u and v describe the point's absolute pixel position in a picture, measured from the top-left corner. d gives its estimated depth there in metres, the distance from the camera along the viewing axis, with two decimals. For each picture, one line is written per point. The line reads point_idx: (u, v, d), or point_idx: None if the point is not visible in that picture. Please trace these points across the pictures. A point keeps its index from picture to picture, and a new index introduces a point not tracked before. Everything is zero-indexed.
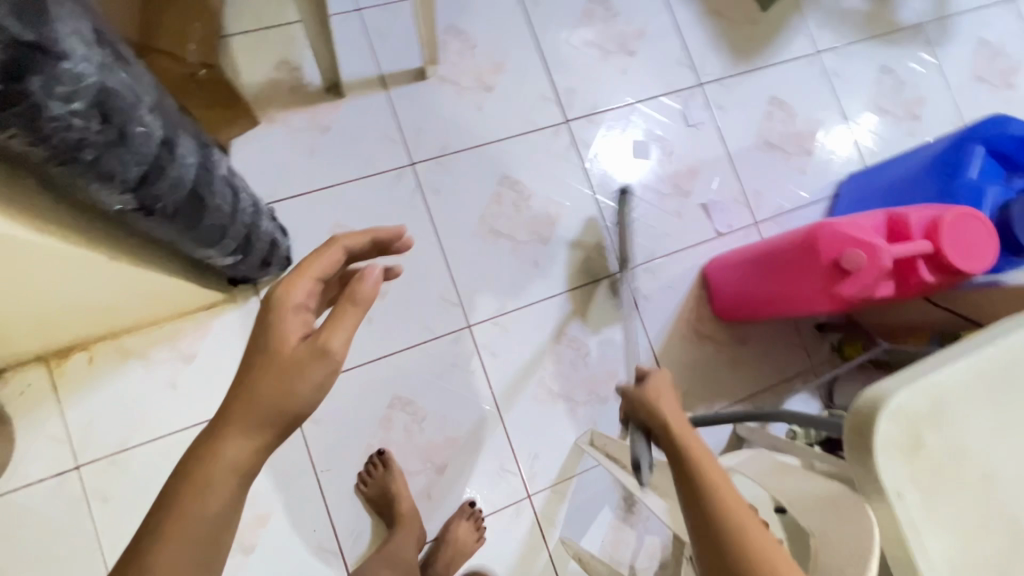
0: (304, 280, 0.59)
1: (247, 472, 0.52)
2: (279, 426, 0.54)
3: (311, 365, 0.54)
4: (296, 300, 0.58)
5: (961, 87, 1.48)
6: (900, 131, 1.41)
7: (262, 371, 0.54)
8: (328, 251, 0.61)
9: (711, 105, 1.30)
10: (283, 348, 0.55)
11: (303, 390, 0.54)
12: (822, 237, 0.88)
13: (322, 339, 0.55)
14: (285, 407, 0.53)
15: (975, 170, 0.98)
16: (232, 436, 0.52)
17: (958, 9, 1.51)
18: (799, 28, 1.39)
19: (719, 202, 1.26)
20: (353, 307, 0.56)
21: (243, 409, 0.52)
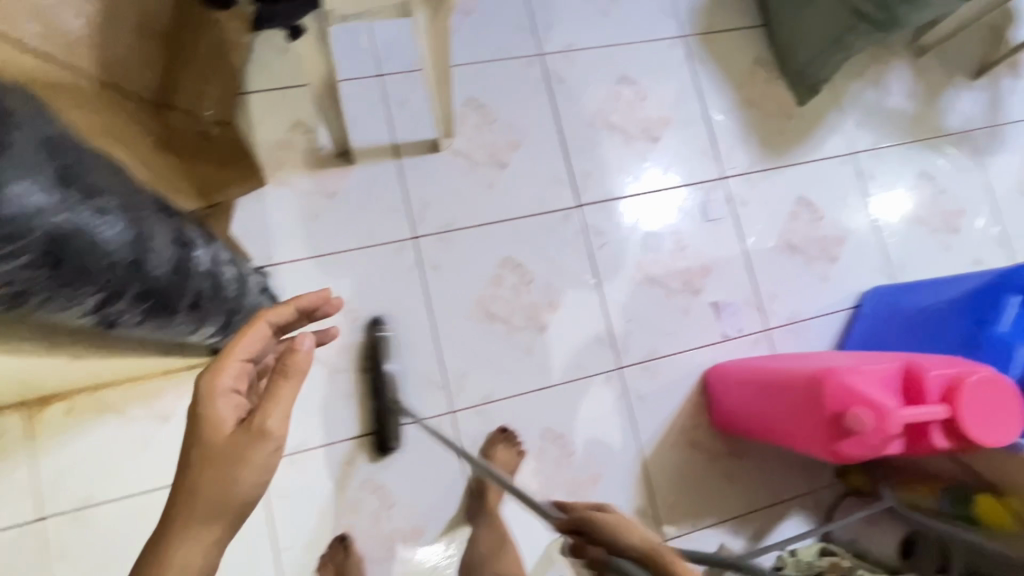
0: (231, 364, 0.61)
1: (206, 568, 0.56)
2: (228, 514, 0.58)
3: (252, 447, 0.58)
4: (225, 386, 0.60)
5: (1008, 200, 1.39)
6: (935, 244, 1.33)
7: (203, 467, 0.58)
8: (255, 329, 0.63)
9: (733, 201, 1.25)
10: (219, 436, 0.59)
11: (246, 475, 0.58)
12: (827, 387, 0.81)
13: (257, 420, 0.59)
14: (229, 498, 0.57)
15: (1006, 323, 0.92)
16: (183, 538, 0.56)
17: (1012, 116, 1.43)
18: (835, 125, 1.33)
19: (731, 303, 1.21)
20: (285, 381, 0.60)
21: (189, 509, 0.56)
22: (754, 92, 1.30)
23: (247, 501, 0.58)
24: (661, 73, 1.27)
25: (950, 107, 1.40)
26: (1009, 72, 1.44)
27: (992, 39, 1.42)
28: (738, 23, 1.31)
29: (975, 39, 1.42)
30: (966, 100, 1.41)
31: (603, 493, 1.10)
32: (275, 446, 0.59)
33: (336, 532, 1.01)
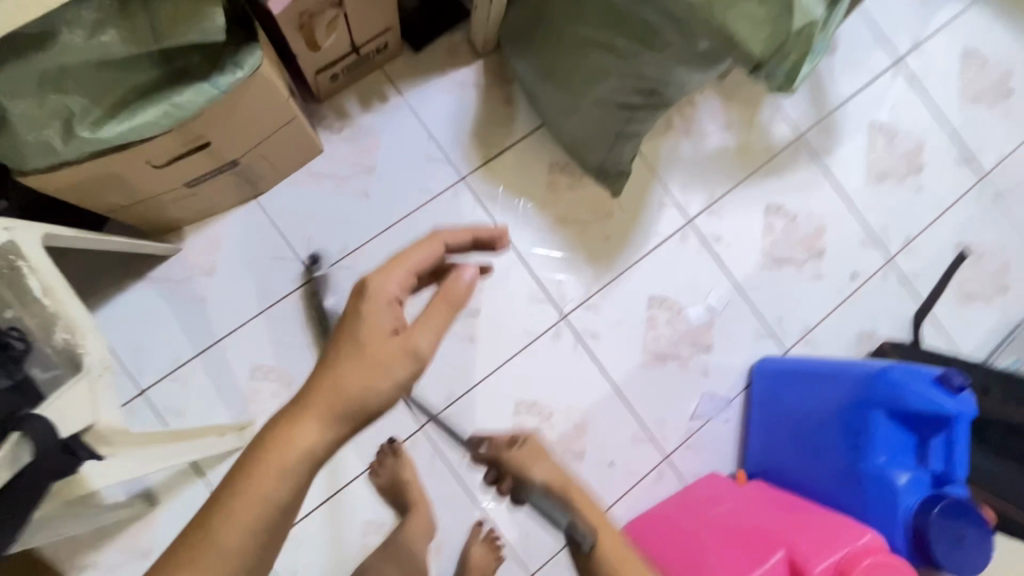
0: (400, 270, 0.57)
1: (314, 465, 0.52)
2: (356, 420, 0.53)
3: (395, 363, 0.53)
4: (390, 292, 0.56)
5: (864, 192, 1.28)
6: (806, 277, 1.23)
7: (351, 360, 0.53)
8: (427, 246, 0.59)
9: (583, 338, 1.13)
10: (373, 338, 0.54)
11: (379, 386, 0.53)
12: None
13: (411, 339, 0.54)
14: (362, 401, 0.52)
15: (880, 451, 0.82)
16: (309, 426, 0.52)
17: (840, 97, 1.30)
18: (660, 200, 1.19)
19: (619, 450, 1.11)
20: (441, 308, 0.55)
21: (321, 402, 0.52)
22: (561, 206, 1.15)
23: (376, 410, 0.54)
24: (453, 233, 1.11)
25: (773, 118, 1.26)
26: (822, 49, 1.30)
27: None
28: (515, 139, 1.15)
29: None
30: (787, 102, 1.27)
31: None
32: (417, 364, 0.54)
33: None
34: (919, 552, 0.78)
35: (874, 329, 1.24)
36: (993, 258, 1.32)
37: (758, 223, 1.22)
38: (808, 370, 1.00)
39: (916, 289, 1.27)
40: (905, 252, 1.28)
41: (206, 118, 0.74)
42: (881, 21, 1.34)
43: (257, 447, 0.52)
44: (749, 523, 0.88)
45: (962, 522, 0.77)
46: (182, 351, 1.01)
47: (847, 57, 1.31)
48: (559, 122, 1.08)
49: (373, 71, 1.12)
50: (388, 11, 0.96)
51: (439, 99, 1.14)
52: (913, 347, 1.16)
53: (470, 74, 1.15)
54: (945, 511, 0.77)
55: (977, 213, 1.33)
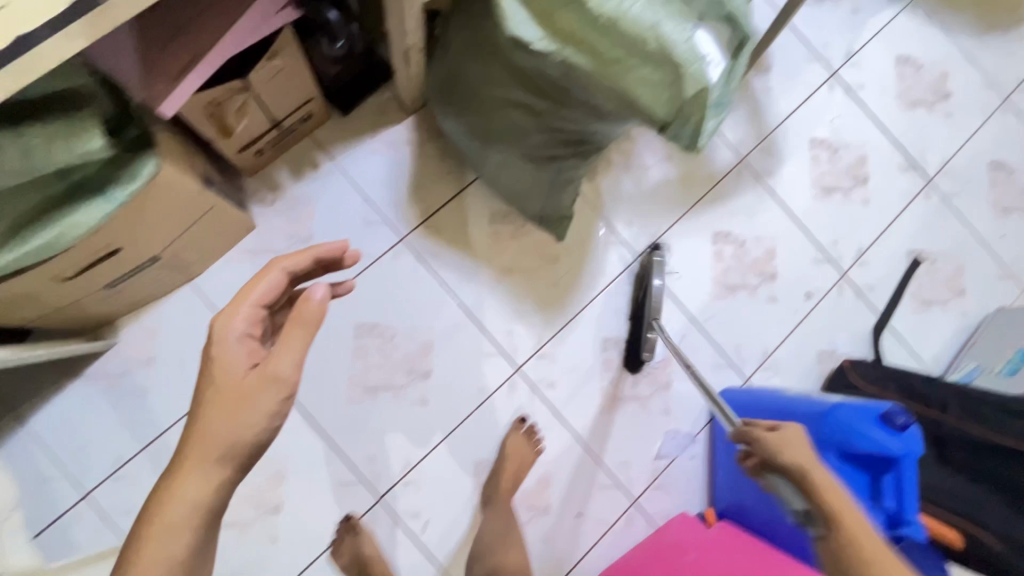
0: (244, 309, 0.62)
1: (209, 505, 0.57)
2: (240, 455, 0.58)
3: (259, 394, 0.58)
4: (239, 331, 0.61)
5: (811, 209, 1.28)
6: (760, 302, 1.22)
7: (215, 406, 0.58)
8: (265, 279, 0.63)
9: (539, 389, 1.11)
10: (231, 380, 0.59)
11: (247, 421, 0.58)
12: None
13: (270, 368, 0.59)
14: (237, 439, 0.58)
15: (832, 497, 0.80)
16: (194, 475, 0.57)
17: (778, 116, 1.30)
18: (606, 239, 1.18)
19: (586, 500, 1.09)
20: (296, 331, 0.59)
21: (197, 452, 0.57)
22: (505, 256, 1.14)
23: (257, 442, 0.59)
24: (397, 297, 1.09)
25: (712, 145, 1.25)
26: (755, 71, 1.30)
27: None
28: (453, 193, 1.14)
29: None
30: (726, 128, 1.27)
31: None
32: (283, 391, 0.59)
33: None
34: None
35: (833, 348, 1.23)
36: (947, 262, 1.31)
37: (707, 251, 1.22)
38: (766, 407, 0.99)
39: (872, 302, 1.26)
40: (858, 266, 1.27)
41: (107, 229, 0.72)
42: (812, 36, 1.34)
43: (152, 501, 0.57)
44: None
45: None
46: (125, 448, 0.98)
47: (781, 76, 1.31)
48: (492, 175, 1.07)
49: (302, 140, 1.10)
50: (304, 86, 0.95)
51: (372, 160, 1.13)
52: (875, 364, 1.16)
53: (402, 132, 1.14)
54: None
55: (926, 218, 1.32)
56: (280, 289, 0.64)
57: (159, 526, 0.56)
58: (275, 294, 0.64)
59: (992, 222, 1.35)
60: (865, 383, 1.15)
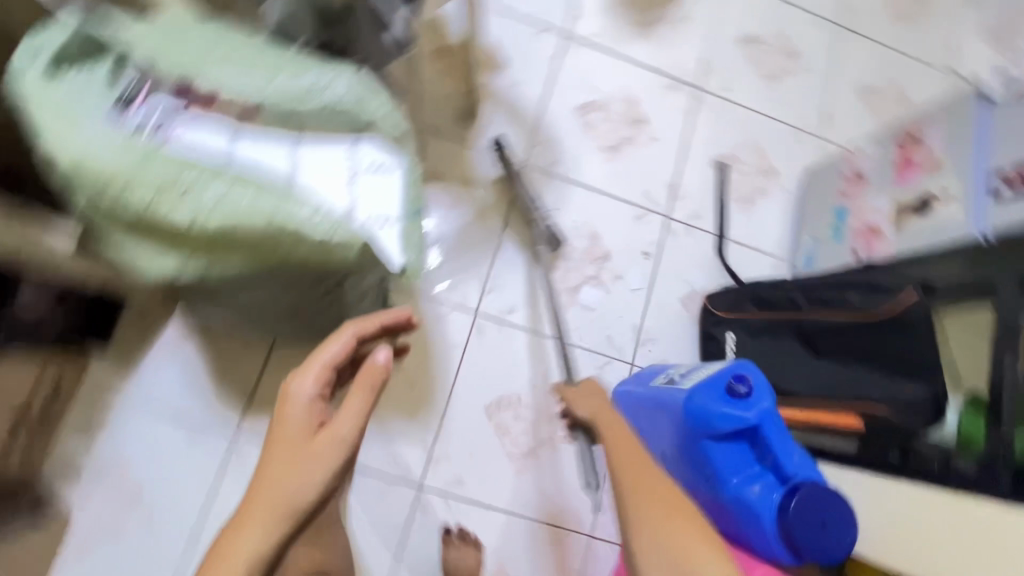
0: (316, 369, 0.62)
1: (267, 568, 0.53)
2: (298, 515, 0.56)
3: (324, 456, 0.58)
4: (310, 393, 0.61)
5: (610, 172, 1.26)
6: (609, 286, 1.21)
7: (278, 460, 0.57)
8: (334, 340, 0.65)
9: (450, 491, 1.07)
10: (296, 440, 0.58)
11: (309, 476, 0.56)
12: None
13: (335, 431, 0.59)
14: (302, 502, 0.56)
15: (720, 476, 0.81)
16: (248, 529, 0.54)
17: (538, 103, 1.26)
18: (438, 314, 1.13)
19: (547, 563, 1.07)
20: (361, 395, 0.61)
21: (262, 505, 0.55)
22: None
23: (314, 504, 0.57)
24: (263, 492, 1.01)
25: (490, 167, 1.21)
26: (494, 72, 1.26)
27: None
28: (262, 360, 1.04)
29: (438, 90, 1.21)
30: (493, 142, 1.22)
31: None
32: (347, 455, 0.59)
33: None
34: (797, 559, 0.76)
35: (691, 288, 1.25)
36: (750, 152, 1.34)
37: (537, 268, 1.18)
38: (647, 402, 0.99)
39: (704, 227, 1.28)
40: (677, 200, 1.28)
41: None
42: (531, 9, 1.30)
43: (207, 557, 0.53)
44: None
45: (823, 510, 0.74)
46: None
47: (518, 63, 1.27)
48: (286, 334, 0.98)
49: (75, 398, 0.97)
50: (21, 370, 0.82)
51: (163, 375, 1.01)
52: (728, 292, 1.17)
53: (178, 330, 1.03)
54: (793, 514, 0.74)
55: (713, 123, 1.34)
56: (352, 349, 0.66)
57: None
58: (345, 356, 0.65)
59: (770, 94, 1.38)
60: (727, 313, 1.15)
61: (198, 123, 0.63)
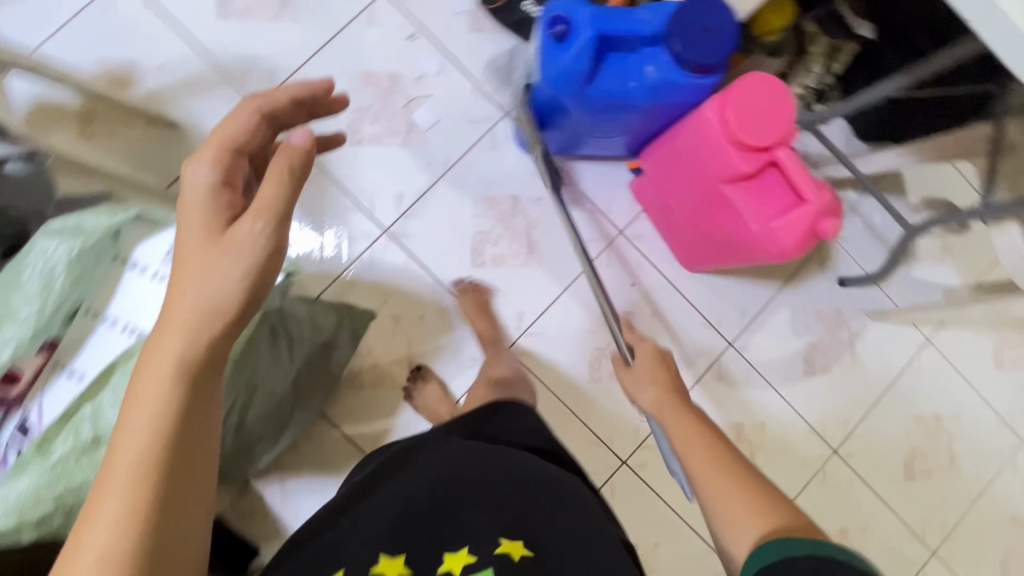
0: (210, 149, 0.46)
1: (190, 404, 0.42)
2: (230, 330, 0.43)
3: (236, 256, 0.43)
4: (207, 176, 0.45)
5: (305, 19, 1.12)
6: (424, 91, 1.14)
7: (196, 254, 0.43)
8: (238, 112, 0.48)
9: (525, 325, 1.15)
10: (206, 225, 0.44)
11: (222, 275, 0.43)
12: (757, 241, 0.86)
13: (252, 217, 0.44)
14: (226, 307, 0.43)
15: (626, 93, 0.84)
16: (173, 331, 0.42)
17: (191, 52, 1.09)
18: (367, 262, 1.12)
19: (619, 276, 1.18)
20: (278, 176, 0.45)
21: (181, 314, 0.42)
22: (393, 368, 1.12)
23: (248, 306, 0.44)
24: None
25: None
26: (130, 77, 1.07)
27: (116, 124, 1.05)
28: (335, 430, 1.10)
29: (132, 147, 1.06)
30: (217, 122, 1.09)
31: (829, 303, 1.24)
32: (276, 251, 0.44)
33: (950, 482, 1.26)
34: (714, 69, 0.82)
35: (467, 12, 1.16)
36: None
37: (368, 149, 1.13)
38: (537, 123, 0.99)
39: None
40: None
41: None
42: None
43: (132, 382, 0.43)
44: (690, 188, 0.94)
45: (691, 20, 0.78)
46: None
47: (132, 46, 1.07)
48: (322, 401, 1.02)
49: None
50: None
51: (307, 515, 1.08)
52: None
53: (272, 490, 1.07)
54: (683, 47, 0.78)
55: None
56: (258, 130, 0.49)
57: (142, 427, 0.41)
58: (252, 137, 0.49)
59: None
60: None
61: (41, 403, 0.59)
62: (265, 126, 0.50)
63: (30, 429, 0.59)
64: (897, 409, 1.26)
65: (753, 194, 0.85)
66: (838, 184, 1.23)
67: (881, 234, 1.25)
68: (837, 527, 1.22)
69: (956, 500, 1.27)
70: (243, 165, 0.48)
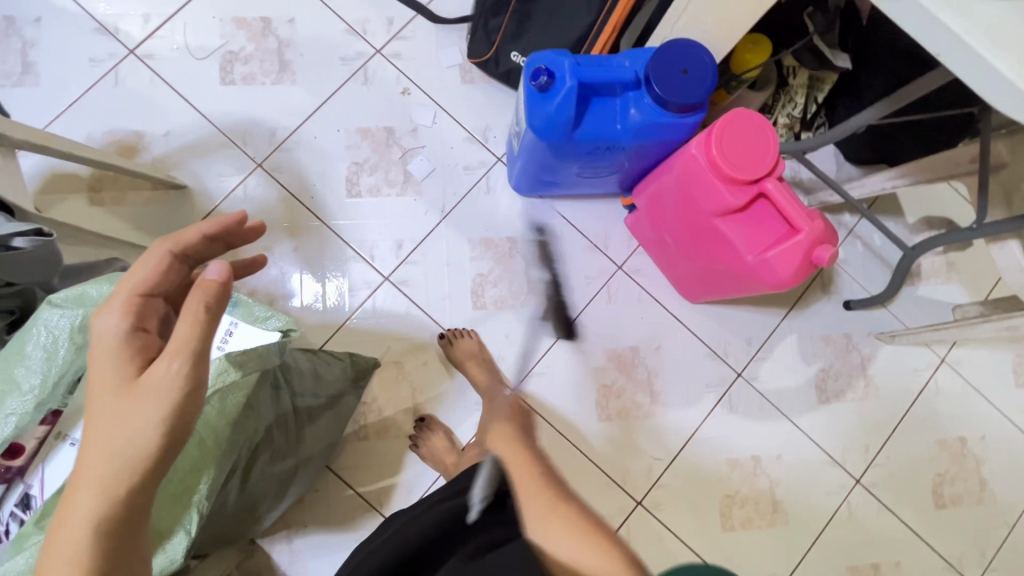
0: (119, 299, 0.51)
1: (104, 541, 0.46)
2: (140, 471, 0.47)
3: (144, 402, 0.47)
4: (118, 326, 0.50)
5: (305, 82, 1.17)
6: (419, 142, 1.18)
7: (106, 404, 0.48)
8: (148, 257, 0.54)
9: (528, 367, 1.15)
10: (118, 374, 0.49)
11: (138, 421, 0.47)
12: (758, 272, 0.86)
13: (161, 363, 0.48)
14: (137, 449, 0.47)
15: (611, 136, 0.87)
16: (88, 484, 0.46)
17: (196, 119, 1.14)
18: (369, 311, 1.13)
19: (620, 313, 1.18)
20: (184, 314, 0.48)
21: (95, 460, 0.47)
22: (398, 416, 1.12)
23: (162, 449, 0.48)
24: None
25: (247, 200, 1.13)
26: (140, 146, 1.12)
27: (125, 190, 1.10)
28: (342, 483, 1.08)
29: (141, 212, 1.10)
30: (222, 184, 1.13)
31: (837, 327, 1.23)
32: (179, 392, 0.48)
33: (985, 509, 1.21)
34: (696, 108, 0.84)
35: (458, 65, 1.21)
36: None
37: (367, 201, 1.16)
38: (529, 168, 1.02)
39: (406, 19, 1.21)
40: (364, 30, 1.20)
41: None
42: (83, 74, 1.12)
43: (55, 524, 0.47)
44: (683, 226, 0.94)
45: (669, 64, 0.80)
46: None
47: (141, 117, 1.13)
48: (328, 456, 1.01)
49: None
50: None
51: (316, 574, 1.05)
52: (475, 36, 1.14)
53: (280, 549, 1.05)
54: (663, 90, 0.80)
55: None
56: (167, 272, 0.54)
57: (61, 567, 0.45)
58: (162, 279, 0.54)
59: None
60: (491, 48, 1.13)
61: (43, 475, 0.59)
62: (176, 265, 0.56)
63: (31, 501, 0.59)
64: (920, 433, 1.22)
65: (745, 226, 0.85)
66: (833, 209, 1.23)
67: (881, 255, 1.25)
68: (867, 561, 1.16)
69: (991, 526, 1.21)
70: (156, 306, 0.54)
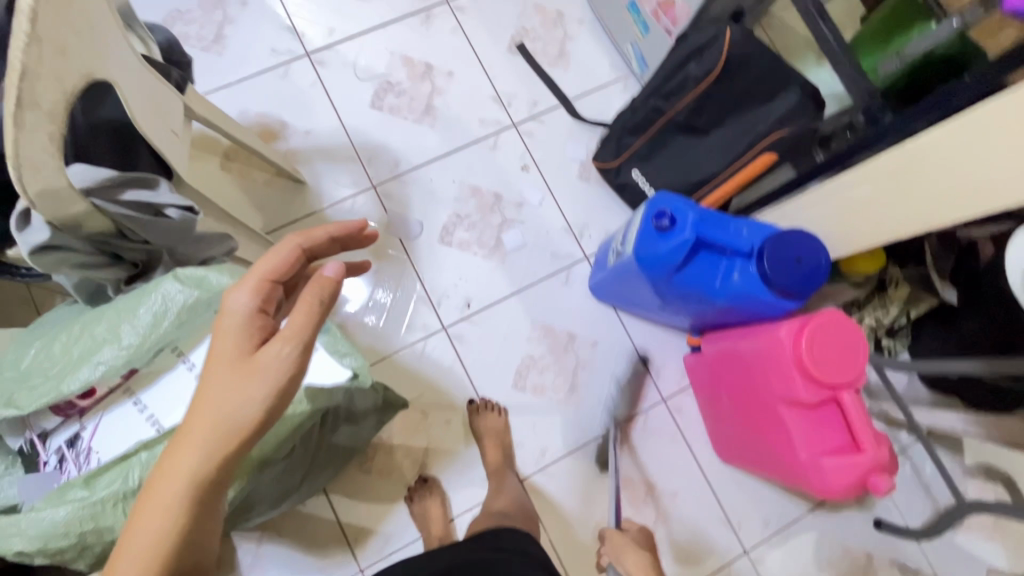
0: (249, 280, 0.54)
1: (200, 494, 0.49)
2: (236, 439, 0.50)
3: (255, 378, 0.50)
4: (244, 303, 0.53)
5: (440, 129, 1.26)
6: (520, 217, 1.24)
7: (222, 374, 0.50)
8: (280, 245, 0.57)
9: (543, 463, 1.14)
10: (238, 350, 0.51)
11: (244, 397, 0.50)
12: (803, 471, 0.85)
13: (278, 343, 0.51)
14: (239, 419, 0.50)
15: (707, 290, 0.89)
16: (189, 451, 0.49)
17: (336, 128, 1.24)
18: (417, 353, 1.16)
19: (649, 445, 1.17)
20: (305, 304, 0.52)
21: (199, 425, 0.49)
22: (405, 461, 1.12)
23: (259, 426, 0.50)
24: None
25: (351, 212, 1.20)
26: (280, 135, 1.22)
27: (251, 168, 1.19)
28: (327, 507, 1.08)
29: (257, 191, 1.18)
30: (335, 191, 1.21)
31: (860, 541, 1.17)
32: (286, 374, 0.51)
33: None
34: (799, 295, 0.85)
35: (580, 161, 1.28)
36: (530, 18, 1.33)
37: (453, 253, 1.21)
38: (618, 283, 1.05)
39: (549, 106, 1.29)
40: (509, 104, 1.29)
41: None
42: (259, 59, 1.25)
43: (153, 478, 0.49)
44: (745, 396, 0.95)
45: (788, 249, 0.83)
46: None
47: (291, 111, 1.23)
48: (328, 478, 1.02)
49: None
50: None
51: None
52: (606, 143, 1.20)
53: (246, 548, 1.05)
54: (775, 271, 0.83)
55: (480, 20, 1.32)
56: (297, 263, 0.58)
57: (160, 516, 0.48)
58: (288, 268, 0.57)
59: None
60: (616, 159, 1.19)
61: (99, 422, 0.64)
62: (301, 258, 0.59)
63: (77, 443, 0.64)
64: None
65: (810, 425, 0.84)
66: (891, 422, 1.20)
67: (927, 487, 1.19)
68: None
69: None
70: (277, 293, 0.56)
